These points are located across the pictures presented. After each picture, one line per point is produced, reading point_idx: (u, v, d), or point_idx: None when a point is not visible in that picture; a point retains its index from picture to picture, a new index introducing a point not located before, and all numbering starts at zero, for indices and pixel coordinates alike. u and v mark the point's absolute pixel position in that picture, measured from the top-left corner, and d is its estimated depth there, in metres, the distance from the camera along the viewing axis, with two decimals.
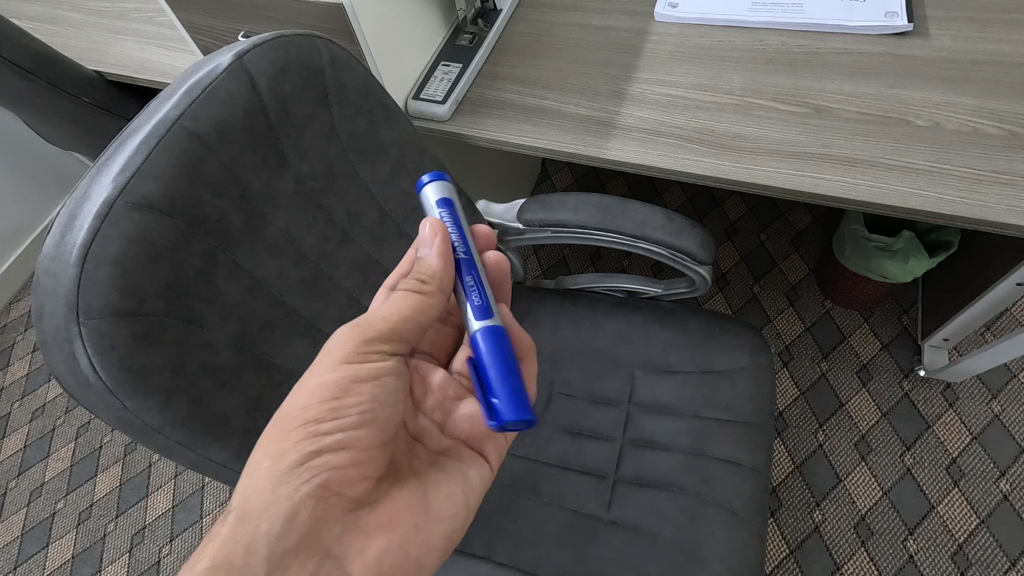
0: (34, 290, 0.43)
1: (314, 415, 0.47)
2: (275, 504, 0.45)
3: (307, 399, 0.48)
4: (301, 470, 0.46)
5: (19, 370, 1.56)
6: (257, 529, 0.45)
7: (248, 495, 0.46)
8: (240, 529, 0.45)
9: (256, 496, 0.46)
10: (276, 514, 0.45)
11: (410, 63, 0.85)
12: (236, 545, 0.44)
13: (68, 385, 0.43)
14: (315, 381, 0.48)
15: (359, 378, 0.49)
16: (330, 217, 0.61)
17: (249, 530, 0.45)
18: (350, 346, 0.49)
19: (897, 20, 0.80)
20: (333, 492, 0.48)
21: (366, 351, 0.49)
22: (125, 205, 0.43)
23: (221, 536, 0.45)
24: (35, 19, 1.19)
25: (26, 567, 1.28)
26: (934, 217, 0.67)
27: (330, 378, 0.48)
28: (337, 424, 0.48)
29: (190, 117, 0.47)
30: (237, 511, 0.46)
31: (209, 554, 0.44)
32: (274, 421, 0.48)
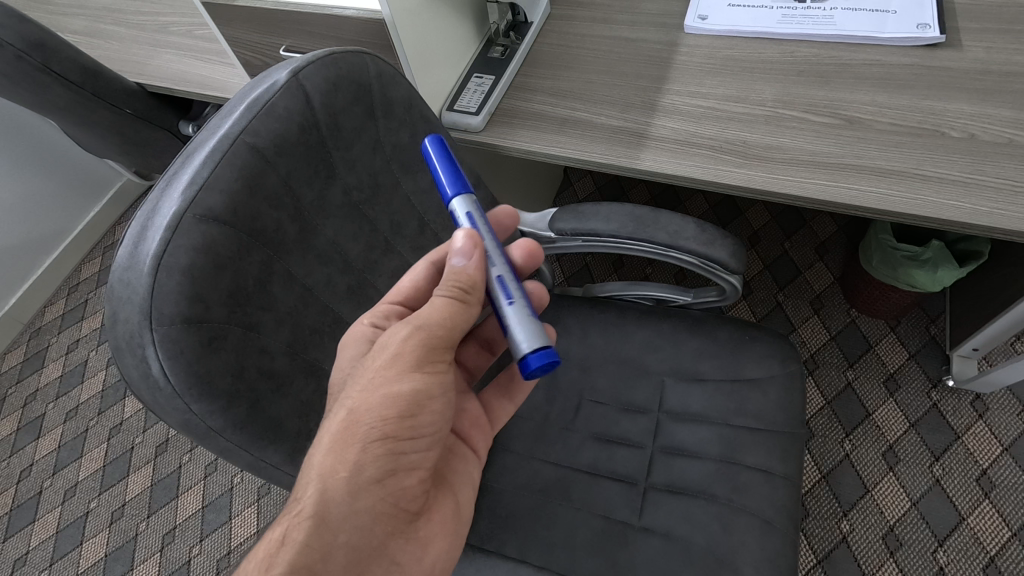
0: (109, 298, 0.45)
1: (399, 432, 0.48)
2: (353, 517, 0.47)
3: (387, 412, 0.47)
4: (377, 484, 0.48)
5: (54, 371, 1.60)
6: (337, 538, 0.46)
7: (325, 502, 0.46)
8: (319, 537, 0.46)
9: (335, 505, 0.47)
10: (354, 525, 0.47)
11: (445, 76, 0.87)
12: (314, 553, 0.45)
13: (138, 388, 0.45)
14: (392, 393, 0.47)
15: (433, 394, 0.49)
16: (375, 227, 0.63)
17: (329, 538, 0.46)
18: (416, 354, 0.48)
19: (929, 32, 0.80)
20: (393, 500, 0.49)
21: (433, 358, 0.49)
22: (194, 217, 0.45)
23: (298, 543, 0.45)
24: (78, 33, 1.23)
25: (61, 564, 1.31)
26: (969, 228, 0.67)
27: (407, 390, 0.48)
28: (414, 444, 0.49)
29: (252, 132, 0.49)
30: (314, 519, 0.46)
31: (283, 559, 0.45)
32: (346, 430, 0.47)
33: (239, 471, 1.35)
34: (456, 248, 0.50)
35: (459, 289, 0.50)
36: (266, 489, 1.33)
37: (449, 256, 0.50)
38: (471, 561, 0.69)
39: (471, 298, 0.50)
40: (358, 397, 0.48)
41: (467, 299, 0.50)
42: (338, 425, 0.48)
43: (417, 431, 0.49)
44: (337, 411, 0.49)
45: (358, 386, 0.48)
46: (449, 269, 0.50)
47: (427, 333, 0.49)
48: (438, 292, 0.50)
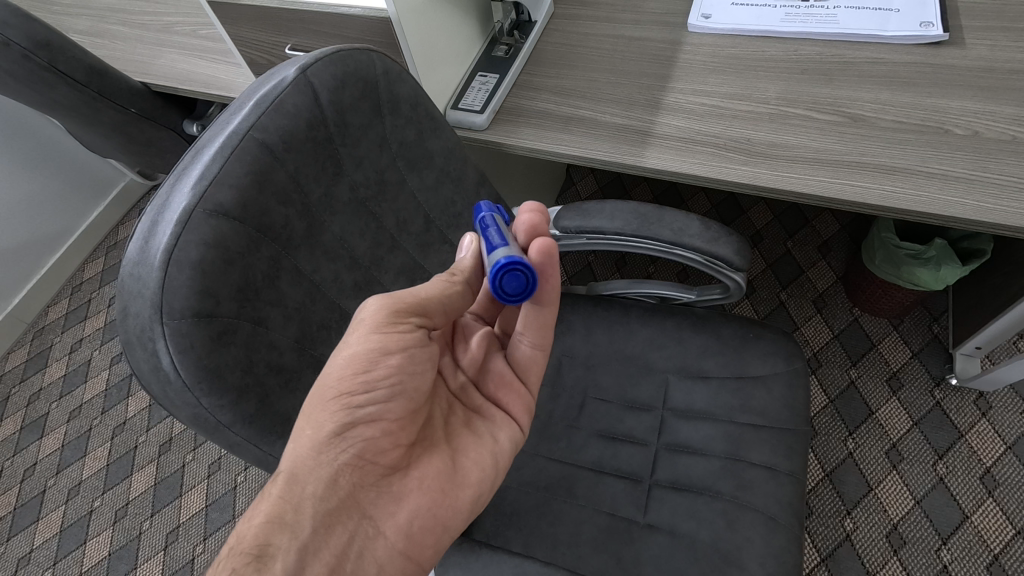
0: (119, 293, 0.45)
1: (353, 386, 0.48)
2: (318, 471, 0.48)
3: (341, 369, 0.48)
4: (338, 439, 0.48)
5: (57, 371, 1.61)
6: (305, 491, 0.48)
7: (293, 459, 0.48)
8: (289, 491, 0.47)
9: (299, 461, 0.48)
10: (320, 479, 0.48)
11: (450, 74, 0.87)
12: (285, 506, 0.47)
13: (148, 382, 0.45)
14: (347, 350, 0.48)
15: (387, 350, 0.49)
16: (381, 224, 0.64)
17: (298, 492, 0.48)
18: (375, 317, 0.49)
19: (933, 29, 0.80)
20: (360, 456, 0.49)
21: (396, 322, 0.49)
22: (204, 212, 0.45)
23: (270, 496, 0.48)
24: (83, 33, 1.24)
25: (65, 564, 1.31)
26: (974, 225, 0.67)
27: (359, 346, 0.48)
28: (371, 398, 0.49)
29: (260, 128, 0.50)
30: (283, 474, 0.48)
31: (258, 509, 0.47)
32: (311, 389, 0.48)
33: (243, 469, 1.36)
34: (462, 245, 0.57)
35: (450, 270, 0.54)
36: None
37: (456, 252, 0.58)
38: (479, 557, 0.66)
39: (457, 276, 0.53)
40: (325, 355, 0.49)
41: (454, 277, 0.54)
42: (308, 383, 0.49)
43: (374, 386, 0.49)
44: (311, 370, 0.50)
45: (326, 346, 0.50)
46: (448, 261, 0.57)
47: (393, 299, 0.50)
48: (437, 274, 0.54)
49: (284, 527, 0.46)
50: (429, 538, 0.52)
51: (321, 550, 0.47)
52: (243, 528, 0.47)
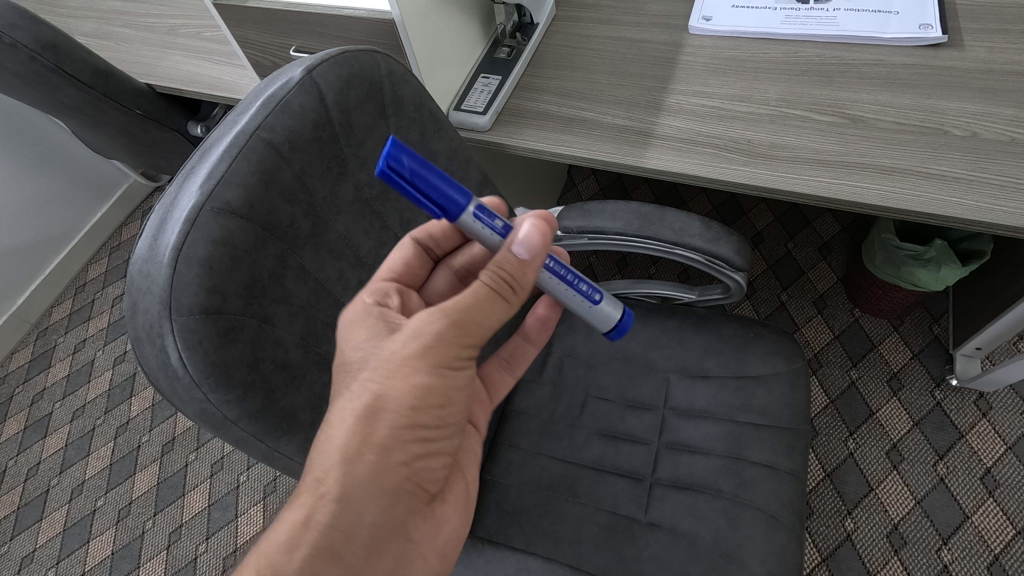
0: (129, 290, 0.46)
1: (424, 421, 0.47)
2: (377, 499, 0.47)
3: (414, 402, 0.46)
4: (402, 467, 0.47)
5: (61, 371, 1.61)
6: (361, 520, 0.47)
7: (349, 487, 0.46)
8: (341, 519, 0.46)
9: (360, 490, 0.46)
10: (377, 508, 0.47)
11: (453, 76, 0.88)
12: (338, 534, 0.46)
13: (156, 378, 0.46)
14: (423, 384, 0.46)
15: (458, 382, 0.48)
16: (385, 223, 0.64)
17: (351, 520, 0.46)
18: (449, 345, 0.46)
19: (932, 32, 0.81)
20: (416, 484, 0.49)
21: (467, 353, 0.48)
22: (212, 210, 0.46)
23: (323, 524, 0.46)
24: (88, 35, 1.25)
25: (68, 563, 1.32)
26: (972, 225, 0.68)
27: (435, 382, 0.46)
28: (439, 429, 0.48)
29: (267, 128, 0.50)
30: (339, 501, 0.46)
31: (307, 535, 0.46)
32: (376, 418, 0.46)
33: (246, 469, 1.36)
34: (522, 240, 0.47)
35: (510, 284, 0.47)
36: (272, 487, 1.33)
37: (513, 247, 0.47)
38: None
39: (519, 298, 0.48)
40: (388, 383, 0.46)
41: (512, 297, 0.48)
42: (367, 408, 0.46)
43: (442, 418, 0.48)
44: (362, 390, 0.47)
45: (386, 371, 0.46)
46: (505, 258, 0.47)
47: (462, 328, 0.47)
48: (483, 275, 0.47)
49: (337, 556, 0.46)
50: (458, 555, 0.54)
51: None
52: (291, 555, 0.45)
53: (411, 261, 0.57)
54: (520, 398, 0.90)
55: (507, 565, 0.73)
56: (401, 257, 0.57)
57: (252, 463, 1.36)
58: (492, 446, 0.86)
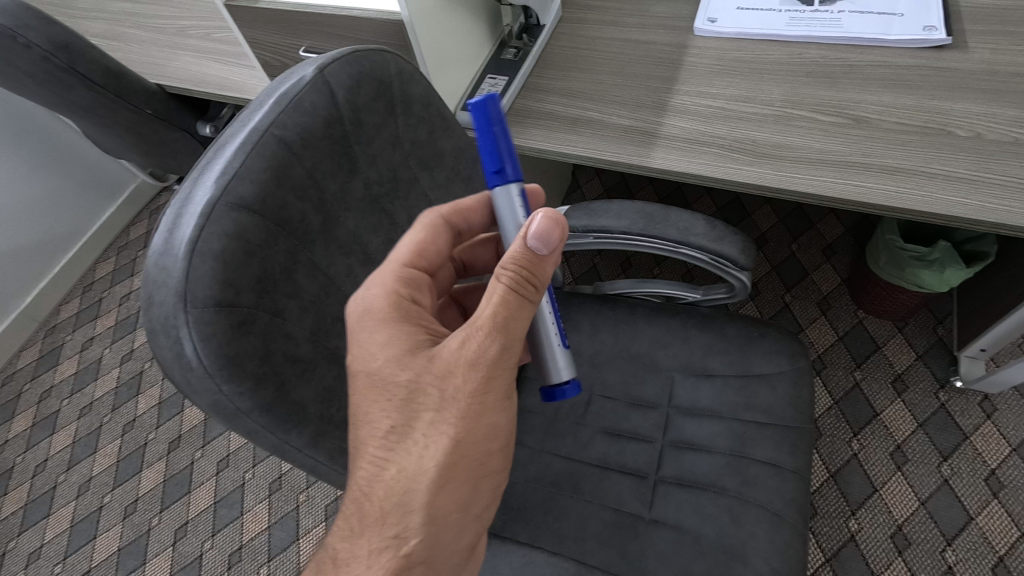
0: (145, 283, 0.47)
1: (492, 464, 0.51)
2: (454, 547, 0.52)
3: (486, 448, 0.50)
4: (474, 516, 0.52)
5: (69, 369, 1.63)
6: (439, 571, 0.51)
7: (432, 545, 0.50)
8: (426, 574, 0.50)
9: (441, 544, 0.51)
10: (452, 557, 0.52)
11: (460, 76, 0.89)
12: None
13: (170, 369, 0.47)
14: (496, 429, 0.50)
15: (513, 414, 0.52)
16: (393, 220, 0.65)
17: (433, 574, 0.51)
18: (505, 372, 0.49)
19: (936, 33, 0.82)
20: (480, 528, 0.53)
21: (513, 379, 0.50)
22: (226, 205, 0.47)
23: None
24: (100, 36, 1.27)
25: (74, 558, 1.33)
26: (976, 224, 0.68)
27: (500, 419, 0.50)
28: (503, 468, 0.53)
29: (280, 125, 0.51)
30: (423, 561, 0.50)
31: None
32: (453, 471, 0.49)
33: (251, 466, 1.37)
34: (535, 232, 0.47)
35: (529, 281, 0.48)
36: (278, 484, 1.34)
37: (526, 237, 0.47)
38: None
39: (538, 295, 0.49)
40: (462, 430, 0.48)
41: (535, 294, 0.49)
42: (445, 458, 0.48)
43: (506, 461, 0.52)
44: (434, 436, 0.48)
45: (457, 415, 0.48)
46: (529, 258, 0.47)
47: (510, 352, 0.48)
48: (502, 277, 0.47)
49: None
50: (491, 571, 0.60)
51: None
52: None
53: (433, 242, 0.54)
54: (525, 396, 0.90)
55: (514, 560, 0.69)
56: (423, 238, 0.53)
57: (257, 461, 1.37)
58: None
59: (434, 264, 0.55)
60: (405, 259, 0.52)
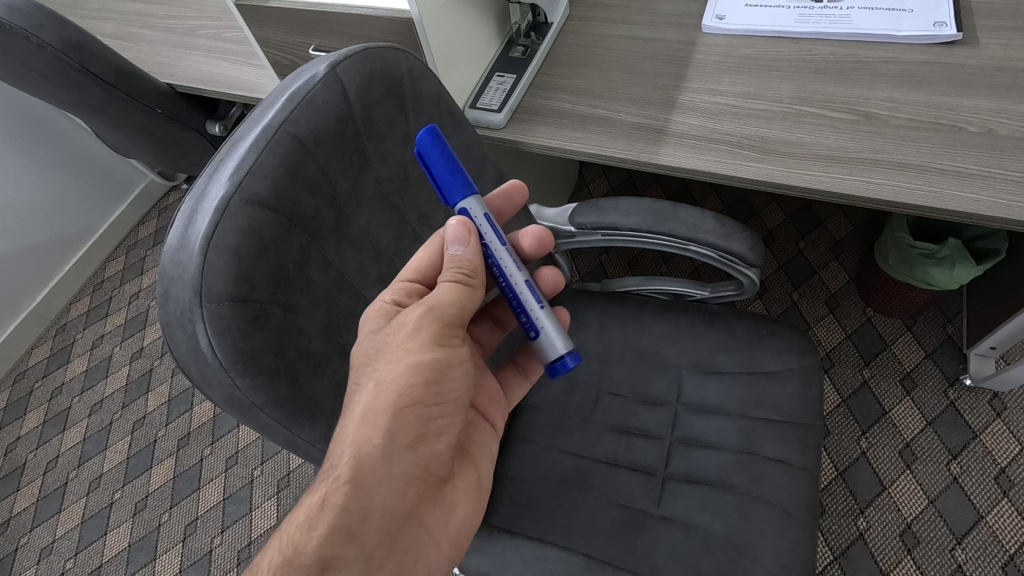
0: (160, 278, 0.48)
1: (423, 400, 0.51)
2: (388, 480, 0.50)
3: (413, 382, 0.50)
4: (409, 450, 0.51)
5: (79, 366, 1.64)
6: (374, 502, 0.49)
7: (362, 468, 0.49)
8: (357, 501, 0.48)
9: (371, 471, 0.49)
10: (389, 489, 0.50)
11: (468, 74, 0.89)
12: (353, 516, 0.48)
13: (186, 363, 0.47)
14: (420, 364, 0.50)
15: (451, 363, 0.52)
16: (404, 217, 0.65)
17: (366, 502, 0.48)
18: (433, 323, 0.51)
19: (946, 29, 0.81)
20: (421, 466, 0.52)
21: (448, 333, 0.52)
22: (240, 201, 0.48)
23: (337, 506, 0.47)
24: (110, 36, 1.28)
25: (85, 554, 1.34)
26: (987, 221, 0.68)
27: (429, 358, 0.50)
28: (442, 411, 0.52)
29: (293, 122, 0.52)
30: (352, 483, 0.48)
31: (321, 521, 0.47)
32: (379, 398, 0.50)
33: (260, 463, 1.38)
34: (451, 237, 0.52)
35: (462, 272, 0.52)
36: (286, 481, 1.35)
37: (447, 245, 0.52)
38: (497, 542, 0.66)
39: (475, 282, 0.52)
40: (384, 369, 0.50)
41: (472, 282, 0.53)
42: (371, 394, 0.50)
43: (443, 400, 0.52)
44: (365, 383, 0.51)
45: (382, 359, 0.50)
46: (453, 257, 0.52)
47: (439, 312, 0.51)
48: (444, 277, 0.52)
49: (354, 538, 0.47)
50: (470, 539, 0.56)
51: (385, 558, 0.49)
52: (309, 539, 0.46)
53: (434, 263, 0.54)
54: (533, 392, 0.91)
55: (524, 554, 0.64)
56: (427, 258, 0.54)
57: (266, 457, 1.38)
58: (505, 439, 0.87)
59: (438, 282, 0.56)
60: (406, 277, 0.54)
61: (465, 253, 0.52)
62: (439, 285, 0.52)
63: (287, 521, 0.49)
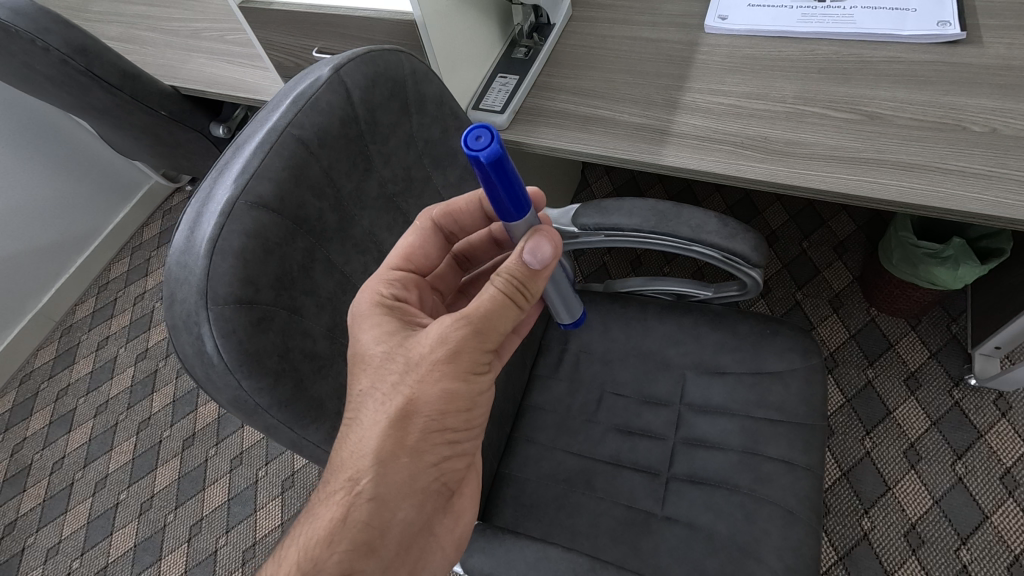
0: (166, 281, 0.48)
1: (451, 424, 0.50)
2: (408, 498, 0.50)
3: (444, 407, 0.49)
4: (431, 469, 0.50)
5: (85, 367, 1.65)
6: (394, 517, 0.49)
7: (384, 487, 0.49)
8: (379, 516, 0.49)
9: (394, 490, 0.49)
10: (410, 505, 0.50)
11: (471, 75, 0.90)
12: (374, 531, 0.49)
13: (192, 366, 0.48)
14: (451, 387, 0.49)
15: (481, 385, 0.51)
16: (407, 218, 0.66)
17: (387, 517, 0.49)
18: (472, 349, 0.49)
19: (950, 28, 0.81)
20: (441, 482, 0.52)
21: (484, 357, 0.50)
22: (245, 204, 0.48)
23: (359, 522, 0.48)
24: (115, 39, 1.29)
25: (91, 554, 1.35)
26: (991, 220, 0.68)
27: (462, 385, 0.49)
28: (467, 433, 0.52)
29: (297, 124, 0.52)
30: (375, 501, 0.48)
31: (343, 533, 0.48)
32: (408, 422, 0.48)
33: (264, 464, 1.38)
34: (529, 248, 0.49)
35: (518, 289, 0.49)
36: (290, 482, 1.35)
37: (523, 251, 0.48)
38: (502, 542, 0.64)
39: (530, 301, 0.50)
40: (416, 391, 0.48)
41: (523, 301, 0.50)
42: (398, 412, 0.48)
43: (470, 420, 0.51)
44: (393, 397, 0.49)
45: (413, 377, 0.48)
46: (517, 267, 0.49)
47: (482, 335, 0.49)
48: (496, 281, 0.49)
49: (373, 552, 0.49)
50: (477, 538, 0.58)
51: (400, 568, 0.51)
52: (330, 551, 0.48)
53: (421, 247, 0.56)
54: (536, 393, 0.91)
55: (528, 555, 0.63)
56: (414, 243, 0.56)
57: (270, 458, 1.39)
58: (508, 440, 0.88)
59: (424, 268, 0.58)
60: (395, 262, 0.55)
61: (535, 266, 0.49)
62: (486, 292, 0.49)
63: (304, 525, 0.50)
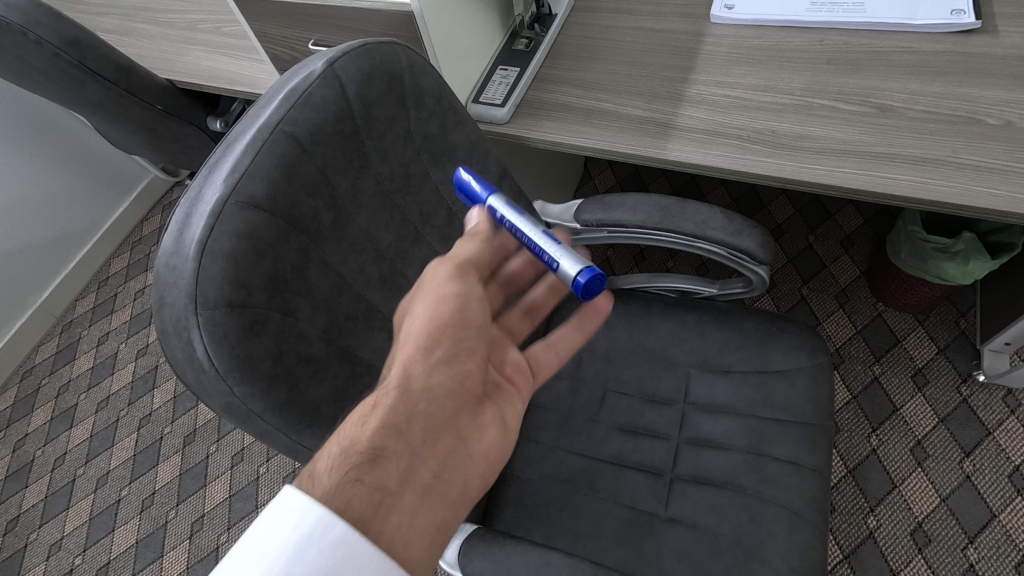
0: (154, 283, 0.46)
1: (454, 327, 0.55)
2: (425, 394, 0.53)
3: (437, 314, 0.54)
4: (441, 368, 0.54)
5: (86, 363, 1.64)
6: (415, 406, 0.52)
7: (405, 378, 0.52)
8: (403, 403, 0.51)
9: (414, 381, 0.53)
10: (428, 404, 0.53)
11: (471, 68, 0.88)
12: (399, 416, 0.51)
13: (182, 371, 0.46)
14: (448, 300, 0.55)
15: (466, 309, 0.56)
16: (405, 216, 0.64)
17: (410, 404, 0.52)
18: (459, 277, 0.56)
19: (965, 17, 0.79)
20: (452, 389, 0.55)
21: (466, 281, 0.57)
22: (236, 204, 0.46)
23: (386, 405, 0.51)
24: (110, 31, 1.27)
25: (94, 550, 1.35)
26: (1007, 216, 0.66)
27: (455, 296, 0.55)
28: (466, 334, 0.56)
29: (290, 121, 0.50)
30: (399, 388, 0.52)
31: (365, 436, 0.48)
32: (409, 327, 0.54)
33: (266, 460, 1.38)
34: (473, 218, 0.61)
35: (475, 242, 0.59)
36: (291, 478, 1.35)
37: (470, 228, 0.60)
38: (502, 546, 0.62)
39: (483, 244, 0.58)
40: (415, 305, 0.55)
41: (482, 246, 0.59)
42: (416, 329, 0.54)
43: (468, 322, 0.56)
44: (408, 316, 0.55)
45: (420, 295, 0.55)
46: (471, 232, 0.60)
47: (464, 267, 0.57)
48: (466, 241, 0.58)
49: (396, 442, 0.50)
50: (501, 464, 0.58)
51: (428, 457, 0.52)
52: (360, 444, 0.48)
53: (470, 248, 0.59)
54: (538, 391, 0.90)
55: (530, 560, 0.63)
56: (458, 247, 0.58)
57: (271, 455, 1.38)
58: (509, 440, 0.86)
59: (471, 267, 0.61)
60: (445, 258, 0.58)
61: (480, 229, 0.59)
62: (460, 244, 0.59)
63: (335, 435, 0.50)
